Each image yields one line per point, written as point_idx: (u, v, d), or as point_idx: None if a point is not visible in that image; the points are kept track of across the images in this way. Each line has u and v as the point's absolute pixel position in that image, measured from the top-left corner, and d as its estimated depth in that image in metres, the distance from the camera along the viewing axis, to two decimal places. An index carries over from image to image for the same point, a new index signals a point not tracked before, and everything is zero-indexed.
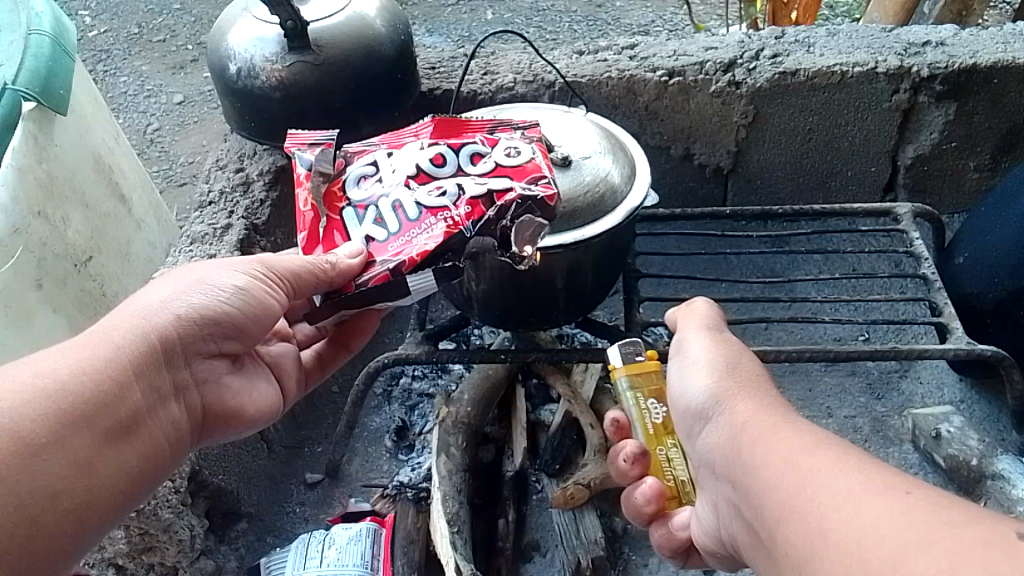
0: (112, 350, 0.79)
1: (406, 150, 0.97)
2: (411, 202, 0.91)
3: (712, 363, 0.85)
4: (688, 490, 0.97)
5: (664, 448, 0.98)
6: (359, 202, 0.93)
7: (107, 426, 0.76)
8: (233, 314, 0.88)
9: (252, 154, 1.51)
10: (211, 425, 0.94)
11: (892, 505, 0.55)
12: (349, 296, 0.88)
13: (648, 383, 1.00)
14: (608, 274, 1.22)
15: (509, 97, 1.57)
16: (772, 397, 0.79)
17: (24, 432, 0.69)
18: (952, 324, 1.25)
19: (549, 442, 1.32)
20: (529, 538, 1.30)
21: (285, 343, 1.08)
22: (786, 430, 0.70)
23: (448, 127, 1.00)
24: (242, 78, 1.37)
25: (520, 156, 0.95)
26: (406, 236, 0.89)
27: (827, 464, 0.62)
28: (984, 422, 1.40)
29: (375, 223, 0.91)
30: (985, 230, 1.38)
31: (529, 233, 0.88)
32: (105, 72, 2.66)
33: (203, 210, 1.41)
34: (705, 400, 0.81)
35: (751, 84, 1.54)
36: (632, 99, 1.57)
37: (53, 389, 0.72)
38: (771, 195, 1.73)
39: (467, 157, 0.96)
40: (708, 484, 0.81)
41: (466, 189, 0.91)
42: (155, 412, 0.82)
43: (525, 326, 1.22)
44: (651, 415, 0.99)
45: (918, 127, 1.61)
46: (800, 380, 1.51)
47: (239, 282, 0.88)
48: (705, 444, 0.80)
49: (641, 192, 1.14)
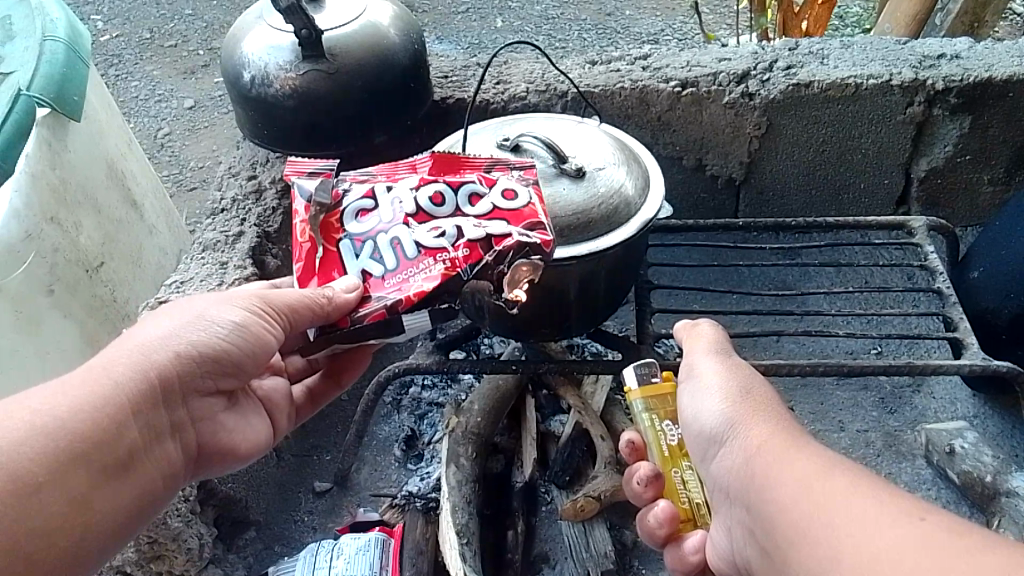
0: (109, 387, 0.77)
1: (404, 182, 0.95)
2: (409, 240, 0.90)
3: (727, 387, 0.83)
4: (703, 512, 0.95)
5: (679, 470, 0.97)
6: (356, 235, 0.92)
7: (106, 464, 0.75)
8: (232, 351, 0.86)
9: (265, 162, 1.51)
10: (206, 461, 0.92)
11: (905, 532, 0.54)
12: (343, 330, 0.88)
13: (664, 404, 0.99)
14: (620, 286, 1.21)
15: (522, 107, 1.58)
16: (786, 421, 0.78)
17: (24, 469, 0.69)
18: (967, 340, 1.24)
19: (560, 454, 1.31)
20: (539, 551, 1.29)
21: (278, 378, 1.06)
22: (799, 455, 0.69)
23: (445, 163, 0.96)
24: (256, 86, 1.37)
25: (518, 199, 0.94)
26: (404, 274, 0.89)
27: (842, 488, 0.61)
28: (998, 437, 1.39)
29: (373, 258, 0.90)
30: (1000, 244, 1.36)
31: (524, 278, 0.90)
32: (116, 76, 2.67)
33: (215, 218, 1.41)
34: (719, 424, 0.80)
35: (764, 95, 1.54)
36: (645, 109, 1.57)
37: (51, 428, 0.72)
38: (782, 207, 1.72)
39: (466, 198, 0.94)
40: (723, 508, 0.80)
41: (463, 231, 0.89)
42: (152, 449, 0.81)
43: (537, 337, 1.22)
44: (666, 437, 0.97)
45: (932, 141, 1.61)
46: (812, 394, 1.50)
47: (237, 318, 0.86)
48: (720, 468, 0.79)
49: (655, 204, 1.14)
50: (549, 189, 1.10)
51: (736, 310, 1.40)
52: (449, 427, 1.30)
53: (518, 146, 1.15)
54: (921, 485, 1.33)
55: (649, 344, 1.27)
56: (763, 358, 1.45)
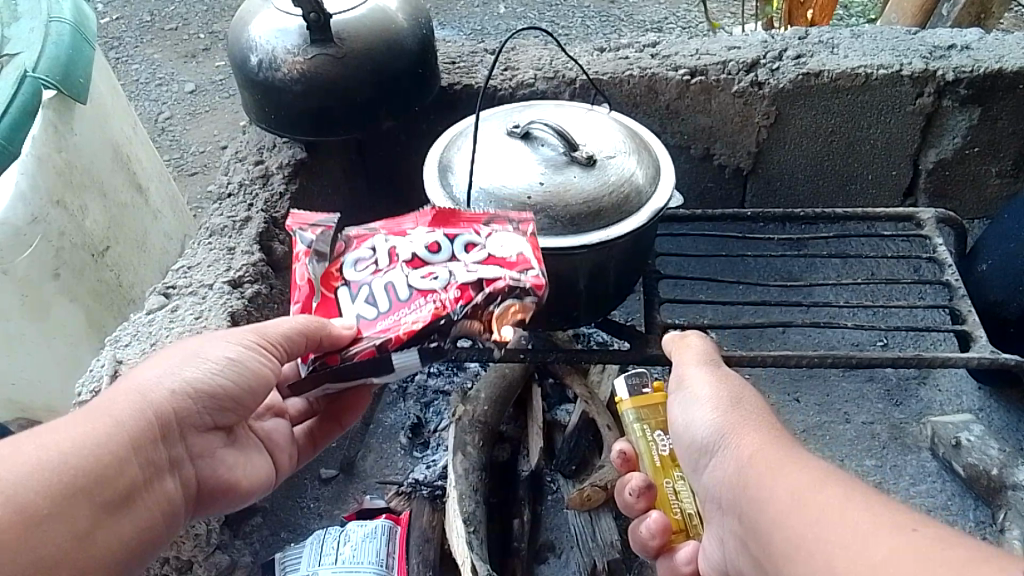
0: (110, 425, 0.76)
1: (400, 233, 0.96)
2: (403, 283, 0.90)
3: (716, 398, 0.82)
4: (694, 523, 1.00)
5: (670, 481, 1.04)
6: (354, 281, 0.92)
7: (107, 498, 0.74)
8: (229, 387, 0.84)
9: (272, 147, 1.50)
10: (207, 498, 0.89)
11: (899, 545, 0.53)
12: (335, 367, 0.87)
13: (654, 415, 1.09)
14: (629, 277, 1.21)
15: (529, 94, 1.57)
16: (778, 431, 0.76)
17: (28, 503, 0.68)
18: (976, 332, 1.22)
19: (566, 443, 1.34)
20: (544, 539, 1.30)
21: (280, 418, 1.01)
22: (792, 464, 0.67)
23: (443, 218, 0.98)
24: (263, 70, 1.36)
25: (512, 247, 0.93)
26: (395, 316, 0.87)
27: (834, 500, 0.60)
28: (1004, 430, 1.38)
29: (367, 301, 0.90)
30: (1009, 236, 1.36)
31: (511, 317, 0.88)
32: (116, 60, 2.65)
33: (222, 202, 1.39)
34: (708, 434, 0.78)
35: (773, 84, 1.53)
36: (654, 98, 1.56)
37: (56, 465, 0.71)
38: (789, 197, 1.72)
39: (461, 246, 0.93)
40: (714, 518, 0.79)
41: (453, 278, 0.89)
42: (153, 485, 0.79)
43: (546, 326, 1.22)
44: (657, 447, 1.06)
45: (941, 132, 1.60)
46: (817, 385, 1.50)
47: (232, 354, 0.84)
48: (711, 479, 0.77)
49: (665, 193, 1.14)
50: (560, 176, 1.09)
51: (744, 300, 1.39)
52: (456, 415, 1.30)
53: (528, 133, 1.14)
54: (926, 478, 1.33)
55: (658, 334, 1.27)
56: (768, 349, 1.45)
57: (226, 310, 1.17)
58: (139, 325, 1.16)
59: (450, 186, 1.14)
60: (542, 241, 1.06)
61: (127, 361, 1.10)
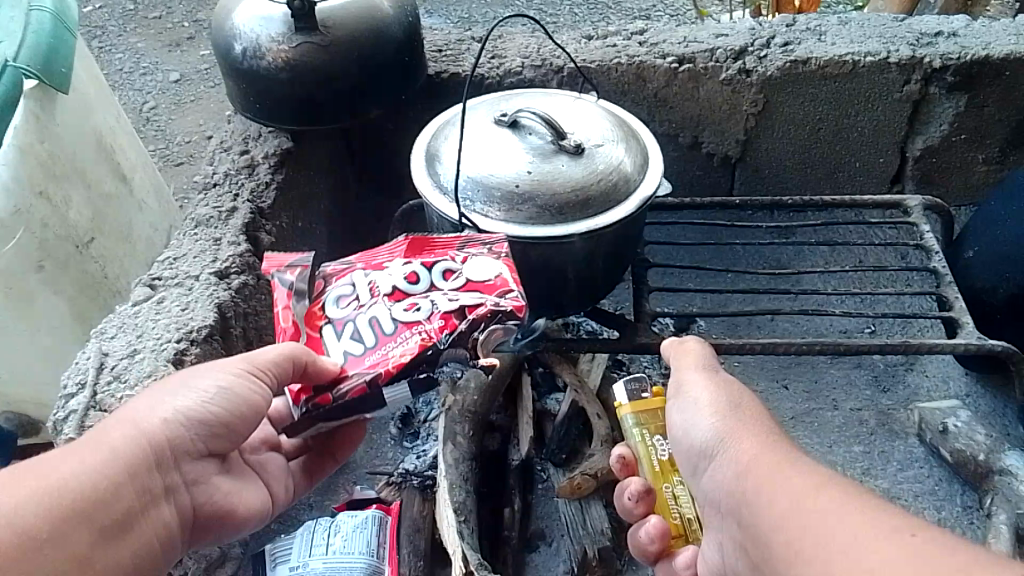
0: (106, 453, 0.76)
1: (377, 267, 0.92)
2: (387, 316, 0.87)
3: (714, 401, 0.81)
4: (694, 528, 0.96)
5: (670, 486, 0.97)
6: (337, 318, 0.89)
7: (104, 521, 0.73)
8: (221, 415, 0.83)
9: (257, 136, 1.48)
10: (204, 526, 0.87)
11: (895, 551, 0.53)
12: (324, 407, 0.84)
13: (653, 420, 1.00)
14: (618, 265, 1.21)
15: (517, 82, 1.56)
16: (777, 434, 0.76)
17: (27, 526, 0.68)
18: (962, 319, 1.23)
19: (557, 431, 1.33)
20: (535, 528, 1.31)
21: (275, 455, 1.00)
22: (792, 467, 0.67)
23: (418, 246, 0.96)
24: (248, 59, 1.35)
25: (490, 269, 0.92)
26: (383, 350, 0.84)
27: (833, 506, 0.60)
28: (990, 415, 1.39)
29: (352, 338, 0.86)
30: (997, 223, 1.36)
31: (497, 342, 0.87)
32: (100, 49, 2.61)
33: (207, 193, 1.37)
34: (709, 437, 0.78)
35: (761, 72, 1.53)
36: (642, 86, 1.56)
37: (57, 488, 0.71)
38: (778, 185, 1.72)
39: (438, 276, 0.91)
40: (713, 522, 0.78)
41: (437, 306, 0.86)
42: (149, 511, 0.78)
43: (535, 314, 1.22)
44: (656, 452, 0.99)
45: (928, 119, 1.60)
46: (806, 372, 1.50)
47: (223, 383, 0.83)
48: (710, 483, 0.76)
49: (653, 181, 1.14)
50: (548, 164, 1.09)
51: (732, 288, 1.39)
52: (445, 405, 1.29)
53: (516, 121, 1.13)
54: (913, 464, 1.35)
55: (647, 323, 1.27)
56: (757, 337, 1.45)
57: (213, 301, 1.17)
58: (125, 316, 1.16)
59: (438, 175, 1.14)
60: (530, 230, 1.06)
61: (113, 353, 1.09)
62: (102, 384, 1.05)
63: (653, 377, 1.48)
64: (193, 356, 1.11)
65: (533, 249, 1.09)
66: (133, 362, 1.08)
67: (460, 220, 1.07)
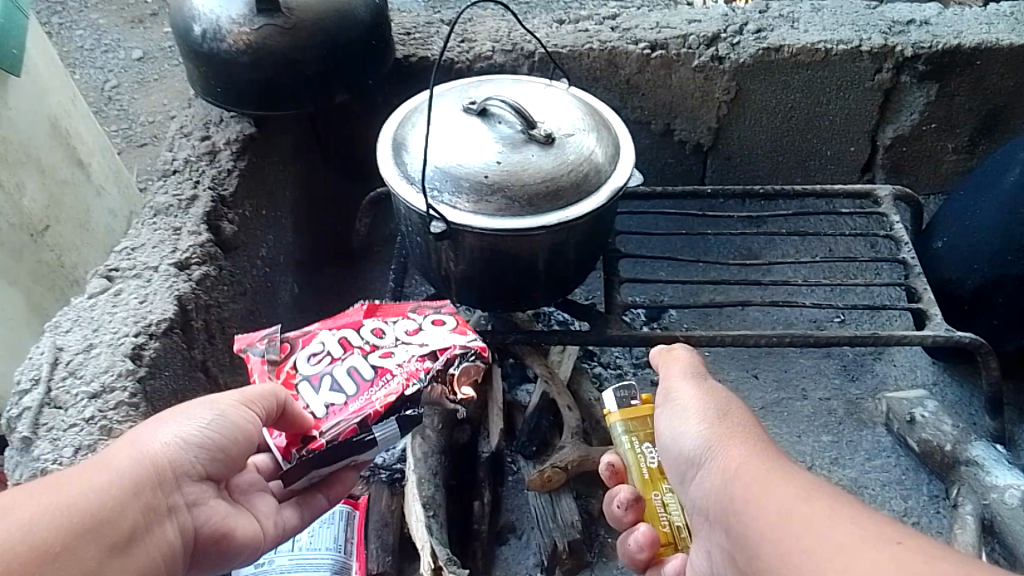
0: (109, 474, 0.73)
1: (344, 324, 0.95)
2: (364, 364, 0.90)
3: (703, 409, 0.80)
4: (683, 536, 0.92)
5: (659, 493, 0.95)
6: (311, 374, 0.90)
7: (116, 538, 0.70)
8: (217, 440, 0.80)
9: (219, 121, 1.44)
10: (202, 549, 0.83)
11: (884, 559, 0.53)
12: (317, 452, 0.85)
13: (643, 426, 0.98)
14: (589, 256, 1.19)
15: (487, 67, 1.53)
16: (766, 442, 0.75)
17: (37, 539, 0.64)
18: (931, 310, 1.23)
19: (527, 423, 1.32)
20: (505, 521, 1.31)
21: (263, 494, 0.93)
22: (783, 476, 0.66)
23: (378, 306, 0.99)
24: (207, 41, 1.30)
25: (449, 319, 0.96)
26: (366, 395, 0.87)
27: (822, 515, 0.59)
28: (957, 404, 1.40)
29: (332, 389, 0.89)
30: (967, 214, 1.37)
31: (469, 381, 0.91)
32: (59, 25, 2.53)
33: (167, 179, 1.33)
34: (696, 446, 0.77)
35: (734, 59, 1.51)
36: (614, 72, 1.53)
37: (65, 503, 0.68)
38: (750, 173, 1.71)
39: (404, 327, 0.96)
40: (702, 531, 0.77)
41: (411, 349, 0.91)
42: (155, 530, 0.75)
43: (505, 306, 1.19)
44: (646, 459, 0.96)
45: (899, 108, 1.60)
46: (776, 361, 1.51)
47: (217, 410, 0.81)
48: (698, 491, 0.75)
49: (625, 172, 1.12)
50: (517, 155, 1.06)
51: (704, 278, 1.39)
52: None
53: (485, 109, 1.10)
54: (881, 453, 1.35)
55: (618, 315, 1.25)
56: (726, 328, 1.45)
57: (173, 294, 1.14)
58: (81, 309, 1.12)
59: (405, 164, 1.11)
60: (499, 223, 1.04)
61: (68, 347, 1.06)
62: (57, 380, 1.02)
63: (623, 367, 1.49)
64: (151, 350, 1.07)
65: (502, 242, 1.07)
66: (89, 357, 1.04)
67: (427, 212, 1.05)
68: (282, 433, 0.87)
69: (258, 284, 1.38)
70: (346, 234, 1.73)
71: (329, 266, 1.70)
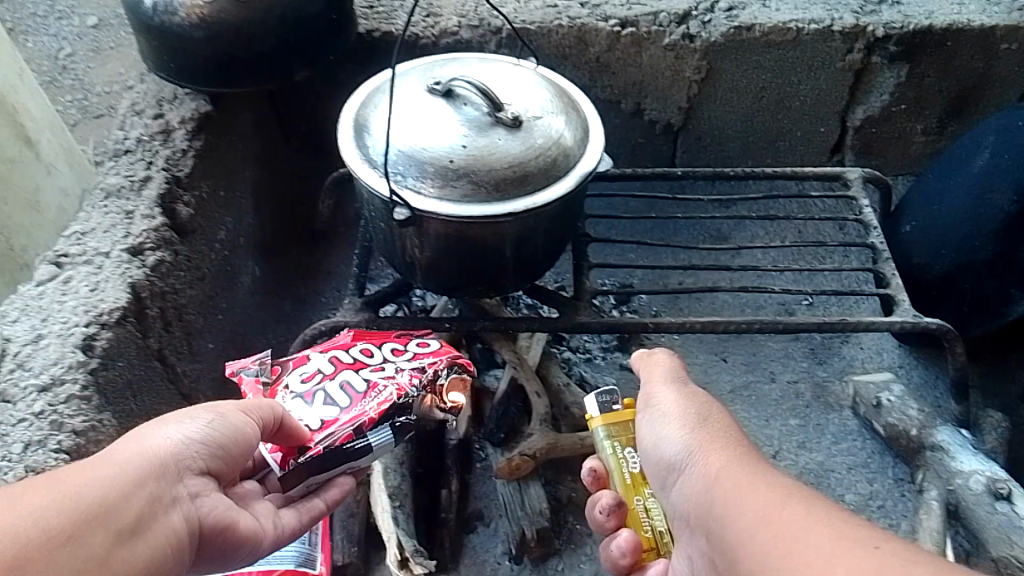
0: (112, 468, 0.70)
1: (332, 349, 1.02)
2: (356, 378, 0.96)
3: (683, 414, 0.78)
4: (666, 541, 0.91)
5: (642, 498, 0.93)
6: (302, 391, 0.95)
7: (121, 526, 0.67)
8: (218, 438, 0.78)
9: (172, 98, 1.37)
10: (206, 545, 0.77)
11: (861, 563, 0.53)
12: (315, 458, 0.89)
13: (625, 431, 0.95)
14: (557, 242, 1.16)
15: (453, 43, 1.49)
16: (747, 447, 0.73)
17: (40, 526, 0.62)
18: (899, 296, 1.23)
19: (494, 411, 1.30)
20: (473, 508, 1.29)
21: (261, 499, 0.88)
22: (762, 481, 0.65)
23: (362, 336, 1.06)
24: (159, 14, 1.24)
25: (431, 343, 1.05)
26: (360, 405, 0.93)
27: (799, 520, 0.59)
28: (922, 387, 1.41)
29: (325, 403, 0.93)
30: (936, 198, 1.37)
31: (455, 390, 1.00)
32: None
33: (118, 159, 1.27)
34: (676, 452, 0.75)
35: (705, 38, 1.49)
36: (583, 49, 1.50)
37: (67, 493, 0.65)
38: (719, 153, 1.70)
39: (388, 351, 1.03)
40: (684, 537, 0.77)
41: (400, 365, 0.98)
42: (160, 522, 0.71)
43: (472, 293, 1.16)
44: (628, 465, 0.93)
45: (870, 89, 1.59)
46: (744, 345, 1.50)
47: (216, 412, 0.79)
48: (680, 497, 0.74)
49: (594, 156, 1.09)
50: (484, 138, 1.03)
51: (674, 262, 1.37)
52: None
53: (451, 90, 1.07)
54: (847, 436, 1.36)
55: (587, 302, 1.23)
56: (695, 313, 1.44)
57: (127, 282, 1.10)
58: (28, 298, 1.07)
59: (367, 147, 1.07)
60: (466, 210, 1.01)
61: (15, 338, 1.01)
62: (3, 373, 0.97)
63: (592, 352, 1.48)
64: (104, 341, 1.03)
65: (469, 229, 1.04)
66: (37, 348, 1.00)
67: (391, 198, 1.01)
68: (278, 448, 0.90)
69: (216, 268, 1.34)
70: (309, 215, 1.69)
71: (292, 247, 1.65)
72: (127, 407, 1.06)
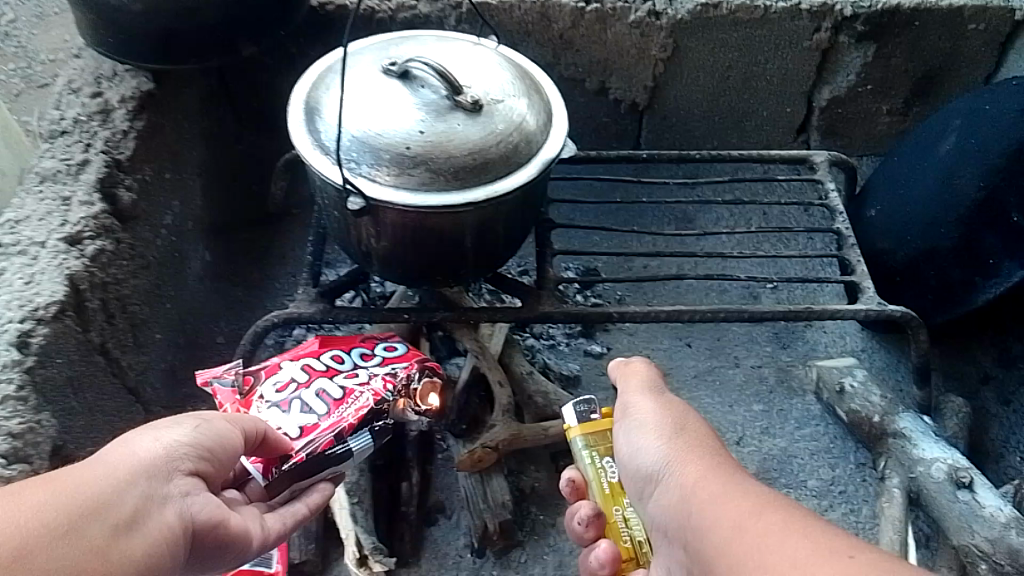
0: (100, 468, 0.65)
1: (303, 356, 1.03)
2: (331, 385, 0.98)
3: (659, 423, 0.76)
4: (644, 550, 0.88)
5: (620, 508, 0.90)
6: (279, 400, 0.96)
7: (110, 525, 0.62)
8: (204, 442, 0.73)
9: (112, 76, 1.29)
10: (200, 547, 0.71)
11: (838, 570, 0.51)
12: (297, 466, 0.90)
13: (604, 440, 0.92)
14: (519, 231, 1.12)
15: (411, 18, 1.43)
16: (724, 454, 0.71)
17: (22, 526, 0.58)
18: (864, 283, 1.22)
19: (456, 401, 1.26)
20: (434, 500, 1.27)
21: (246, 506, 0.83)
22: (740, 490, 0.63)
23: (329, 340, 1.07)
24: None
25: (398, 348, 1.07)
26: (337, 412, 0.95)
27: (775, 528, 0.57)
28: (884, 371, 1.42)
29: (302, 411, 0.95)
30: (903, 183, 1.36)
31: (428, 392, 1.03)
32: None
33: (54, 141, 1.19)
34: (652, 462, 0.73)
35: (671, 15, 1.45)
36: (546, 26, 1.45)
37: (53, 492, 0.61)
38: (685, 133, 1.67)
39: (357, 355, 1.04)
40: (663, 549, 0.74)
41: (373, 371, 1.01)
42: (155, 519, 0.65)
43: (430, 283, 1.12)
44: (606, 475, 0.91)
45: (836, 69, 1.57)
46: (709, 329, 1.49)
47: (200, 420, 0.75)
48: (657, 509, 0.72)
49: (557, 142, 1.05)
50: (442, 123, 0.99)
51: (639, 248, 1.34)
52: None
53: (407, 72, 1.02)
54: (810, 421, 1.36)
55: (550, 290, 1.20)
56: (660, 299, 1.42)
57: (63, 274, 1.04)
58: None
59: (319, 132, 1.02)
60: (424, 199, 0.96)
61: None
62: None
63: (556, 338, 1.45)
64: (40, 337, 0.97)
65: (426, 219, 1.00)
66: None
67: (344, 186, 0.97)
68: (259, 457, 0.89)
69: (163, 254, 1.28)
70: (263, 197, 1.63)
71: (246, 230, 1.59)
72: (66, 406, 1.01)
